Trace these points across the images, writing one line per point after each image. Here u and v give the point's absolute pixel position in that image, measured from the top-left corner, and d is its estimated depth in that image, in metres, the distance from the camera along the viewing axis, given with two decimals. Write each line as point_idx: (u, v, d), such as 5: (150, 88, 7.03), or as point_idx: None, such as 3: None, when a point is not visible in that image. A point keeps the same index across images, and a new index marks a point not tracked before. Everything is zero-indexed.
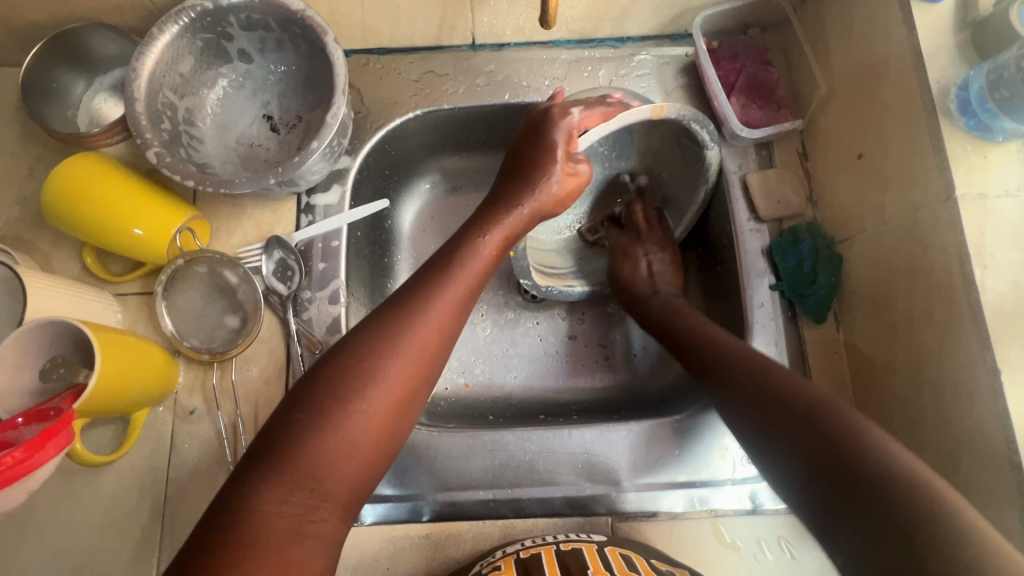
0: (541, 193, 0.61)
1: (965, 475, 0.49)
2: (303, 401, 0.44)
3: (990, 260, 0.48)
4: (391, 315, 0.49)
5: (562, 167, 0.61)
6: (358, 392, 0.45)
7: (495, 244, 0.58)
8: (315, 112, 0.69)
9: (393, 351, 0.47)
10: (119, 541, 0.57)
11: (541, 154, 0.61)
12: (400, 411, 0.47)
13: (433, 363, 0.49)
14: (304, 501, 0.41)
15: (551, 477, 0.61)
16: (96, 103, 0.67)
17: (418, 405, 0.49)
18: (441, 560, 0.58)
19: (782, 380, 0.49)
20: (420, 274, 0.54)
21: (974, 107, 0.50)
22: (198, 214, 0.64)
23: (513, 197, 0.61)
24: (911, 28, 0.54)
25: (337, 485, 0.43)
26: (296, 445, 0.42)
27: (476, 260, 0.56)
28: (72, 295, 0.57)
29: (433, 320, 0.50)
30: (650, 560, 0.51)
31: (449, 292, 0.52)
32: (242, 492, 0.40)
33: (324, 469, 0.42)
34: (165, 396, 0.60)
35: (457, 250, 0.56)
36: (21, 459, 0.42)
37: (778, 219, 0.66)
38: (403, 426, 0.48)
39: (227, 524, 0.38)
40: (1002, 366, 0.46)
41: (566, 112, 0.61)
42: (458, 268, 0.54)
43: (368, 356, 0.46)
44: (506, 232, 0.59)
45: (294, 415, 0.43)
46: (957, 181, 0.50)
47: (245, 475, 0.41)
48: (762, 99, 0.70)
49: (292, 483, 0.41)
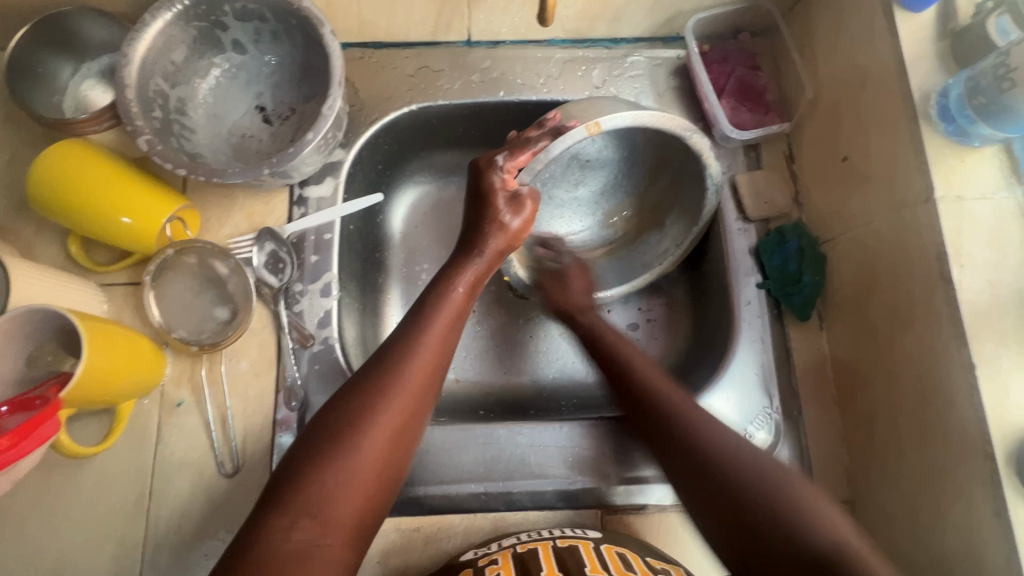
0: (495, 236, 0.61)
1: (943, 468, 0.50)
2: (306, 438, 0.45)
3: (967, 260, 0.50)
4: (383, 357, 0.50)
5: (504, 208, 0.62)
6: (354, 429, 0.44)
7: (466, 287, 0.58)
8: (309, 105, 0.69)
9: (385, 385, 0.47)
10: (102, 534, 0.56)
11: (485, 201, 0.62)
12: (397, 447, 0.46)
13: (426, 400, 0.49)
14: (310, 528, 0.40)
15: (541, 470, 0.62)
16: (84, 90, 0.66)
17: (415, 444, 0.48)
18: (431, 552, 0.58)
19: (699, 416, 0.51)
20: (404, 322, 0.54)
21: (953, 113, 0.52)
22: (188, 204, 0.63)
23: (475, 239, 0.62)
24: (895, 36, 0.56)
25: (339, 515, 0.42)
26: (299, 480, 0.42)
27: (452, 301, 0.56)
28: (57, 284, 0.56)
29: (421, 358, 0.50)
30: (645, 557, 0.51)
31: (434, 329, 0.53)
32: (254, 526, 0.40)
33: (326, 500, 0.42)
34: (152, 387, 0.59)
35: (436, 293, 0.57)
36: (8, 446, 0.42)
37: (765, 220, 0.68)
38: (401, 464, 0.46)
39: (241, 556, 0.38)
40: (978, 361, 0.48)
41: (494, 163, 0.62)
42: (438, 310, 0.55)
43: (363, 396, 0.46)
44: (475, 273, 0.60)
45: (296, 453, 0.44)
46: (936, 183, 0.52)
47: (254, 513, 0.41)
48: (751, 102, 0.71)
49: (297, 511, 0.40)
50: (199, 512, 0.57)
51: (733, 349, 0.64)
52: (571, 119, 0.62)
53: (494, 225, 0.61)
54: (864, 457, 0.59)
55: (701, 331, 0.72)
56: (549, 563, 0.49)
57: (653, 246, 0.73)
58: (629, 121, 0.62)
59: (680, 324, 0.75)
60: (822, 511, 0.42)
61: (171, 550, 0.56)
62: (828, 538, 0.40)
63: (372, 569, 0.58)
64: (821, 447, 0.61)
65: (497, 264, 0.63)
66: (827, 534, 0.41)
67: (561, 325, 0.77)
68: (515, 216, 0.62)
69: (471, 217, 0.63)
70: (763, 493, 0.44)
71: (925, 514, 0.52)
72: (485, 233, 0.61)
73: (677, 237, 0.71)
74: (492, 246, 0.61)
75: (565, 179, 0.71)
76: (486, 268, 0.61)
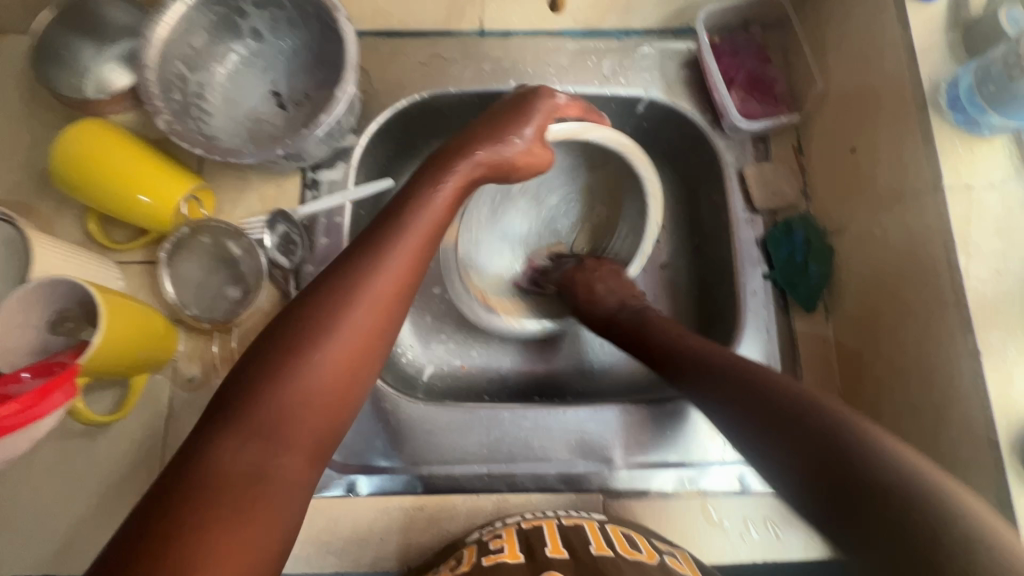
0: (502, 152, 0.56)
1: (946, 457, 0.50)
2: (256, 355, 0.40)
3: (974, 248, 0.50)
4: (347, 265, 0.44)
5: (530, 136, 0.58)
6: (307, 344, 0.40)
7: (453, 191, 0.52)
8: (323, 91, 0.70)
9: (344, 301, 0.42)
10: (114, 503, 0.58)
11: (511, 120, 0.57)
12: (357, 365, 0.42)
13: (394, 310, 0.44)
14: (258, 448, 0.37)
15: (544, 453, 0.62)
16: (105, 71, 0.63)
17: (379, 358, 0.44)
18: (434, 531, 0.59)
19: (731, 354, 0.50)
20: (386, 208, 0.49)
21: (962, 102, 0.52)
22: (204, 184, 0.64)
23: (474, 146, 0.55)
24: (905, 26, 0.56)
25: (294, 434, 0.39)
26: (246, 400, 0.38)
27: (431, 209, 0.50)
28: (78, 258, 0.57)
29: (392, 263, 0.45)
30: (651, 540, 0.51)
31: (409, 236, 0.47)
32: (198, 446, 0.36)
33: (280, 422, 0.38)
34: (166, 362, 0.60)
35: (419, 194, 0.51)
36: (25, 407, 0.43)
37: (772, 211, 0.68)
38: (363, 380, 0.43)
39: (183, 477, 0.35)
40: (984, 349, 0.48)
41: (553, 95, 0.60)
42: (415, 218, 0.49)
43: (320, 310, 0.41)
44: (465, 178, 0.54)
45: (251, 364, 0.40)
46: (944, 172, 0.52)
47: (202, 425, 0.38)
48: (760, 94, 0.72)
49: (246, 432, 0.37)
50: None
51: (738, 337, 0.64)
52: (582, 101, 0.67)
53: (499, 141, 0.56)
54: None
55: (706, 321, 0.73)
56: (553, 540, 0.49)
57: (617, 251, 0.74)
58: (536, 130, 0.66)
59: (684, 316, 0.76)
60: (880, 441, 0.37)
61: None
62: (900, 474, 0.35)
63: (375, 546, 0.58)
64: None
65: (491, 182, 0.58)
66: (897, 468, 0.35)
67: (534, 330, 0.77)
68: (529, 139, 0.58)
69: (476, 125, 0.57)
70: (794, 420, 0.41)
71: None
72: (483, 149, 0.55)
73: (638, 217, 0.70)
74: (479, 156, 0.55)
75: (500, 209, 0.77)
76: (477, 175, 0.55)
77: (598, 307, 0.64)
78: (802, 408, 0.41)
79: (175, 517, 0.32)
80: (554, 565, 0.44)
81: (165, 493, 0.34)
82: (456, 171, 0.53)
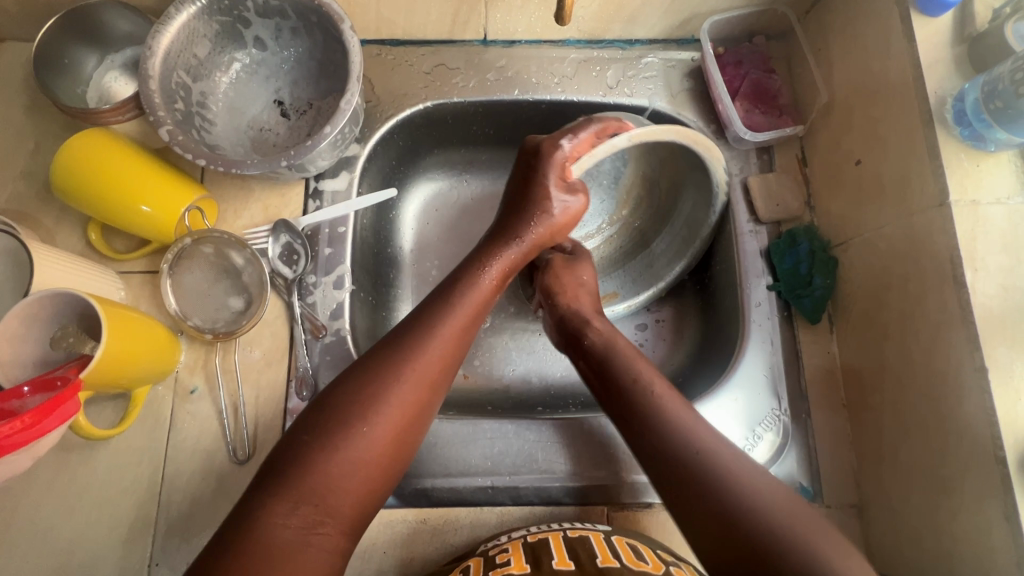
0: (538, 227, 0.60)
1: (953, 473, 0.50)
2: (312, 421, 0.44)
3: (982, 264, 0.50)
4: (400, 347, 0.48)
5: (559, 197, 0.60)
6: (362, 418, 0.44)
7: (496, 276, 0.57)
8: (327, 100, 0.70)
9: (396, 379, 0.47)
10: (114, 516, 0.57)
11: (535, 189, 0.60)
12: (401, 440, 0.46)
13: (437, 392, 0.49)
14: (308, 516, 0.41)
15: (548, 466, 0.62)
16: (107, 81, 0.67)
17: (419, 436, 0.48)
18: (438, 544, 0.59)
19: (677, 417, 0.51)
20: (435, 294, 0.54)
21: (969, 117, 0.52)
22: (207, 194, 0.64)
23: (516, 226, 0.60)
24: (911, 40, 0.56)
25: (340, 503, 0.42)
26: (301, 466, 0.42)
27: (478, 290, 0.55)
28: (78, 268, 0.57)
29: (438, 345, 0.49)
30: (656, 550, 0.51)
31: (455, 319, 0.52)
32: (254, 507, 0.40)
33: (327, 490, 0.42)
34: (166, 374, 0.60)
35: (463, 278, 0.55)
36: (30, 423, 0.43)
37: (776, 222, 0.68)
38: (403, 456, 0.47)
39: (238, 538, 0.38)
40: (991, 366, 0.48)
41: (558, 144, 0.58)
42: (460, 299, 0.53)
43: (373, 386, 0.46)
44: (509, 262, 0.58)
45: (302, 435, 0.43)
46: (950, 187, 0.52)
47: (253, 491, 0.41)
48: (764, 105, 0.72)
49: (299, 497, 0.41)
50: (210, 499, 0.58)
51: (743, 349, 0.64)
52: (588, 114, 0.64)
53: (537, 216, 0.60)
54: (873, 463, 0.59)
55: (709, 331, 0.73)
56: (559, 552, 0.49)
57: (655, 257, 0.74)
58: (625, 141, 0.59)
59: (687, 326, 0.76)
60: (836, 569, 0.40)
61: (181, 536, 0.57)
62: None
63: (378, 559, 0.58)
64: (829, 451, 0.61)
65: (531, 256, 0.62)
66: None
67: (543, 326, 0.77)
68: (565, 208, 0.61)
69: (513, 206, 0.61)
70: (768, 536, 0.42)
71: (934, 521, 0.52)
72: (522, 231, 0.59)
73: (696, 223, 0.70)
74: (523, 241, 0.59)
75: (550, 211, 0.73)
76: (519, 258, 0.60)
77: (574, 305, 0.63)
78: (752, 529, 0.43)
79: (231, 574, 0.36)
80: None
81: (221, 554, 0.37)
82: (500, 257, 0.58)
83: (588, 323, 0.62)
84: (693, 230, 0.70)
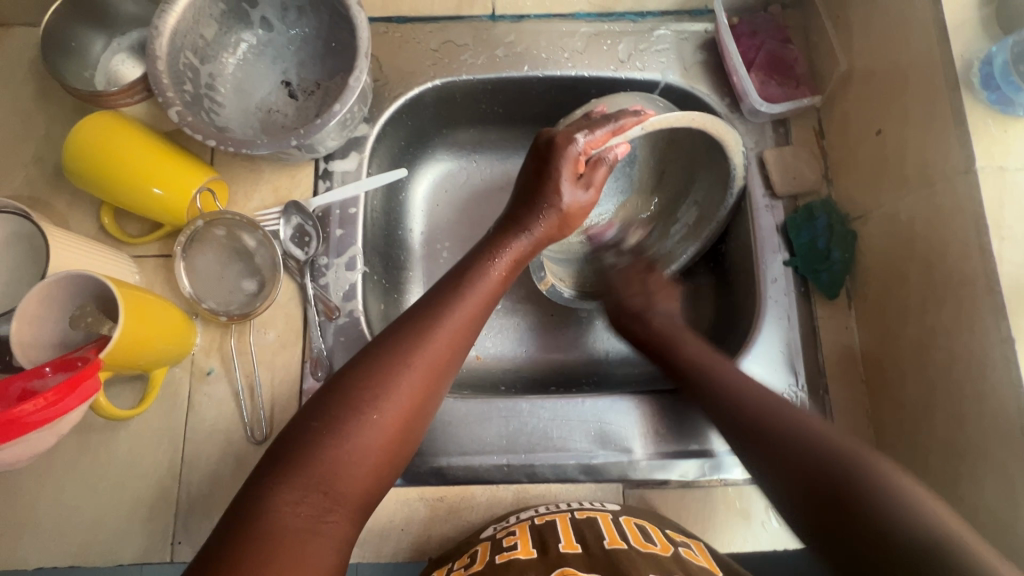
0: (547, 219, 0.59)
1: (977, 445, 0.49)
2: (319, 407, 0.43)
3: (1008, 232, 0.48)
4: (407, 334, 0.47)
5: (570, 190, 0.59)
6: (370, 404, 0.43)
7: (505, 267, 0.56)
8: (334, 80, 0.69)
9: (405, 364, 0.45)
10: (137, 494, 0.58)
11: (548, 182, 0.59)
12: (409, 427, 0.45)
13: (444, 379, 0.48)
14: (317, 504, 0.39)
15: (564, 444, 0.62)
16: (114, 64, 0.67)
17: (426, 424, 0.47)
18: (455, 521, 0.59)
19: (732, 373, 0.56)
20: (439, 285, 0.53)
21: (996, 80, 0.50)
22: (217, 175, 0.64)
23: (524, 219, 0.59)
24: (936, 2, 0.54)
25: (349, 490, 0.41)
26: (309, 452, 0.41)
27: (488, 279, 0.54)
28: (92, 253, 0.57)
29: (445, 333, 0.48)
30: (664, 530, 0.51)
31: (465, 306, 0.51)
32: (263, 492, 0.39)
33: (337, 476, 0.41)
34: (183, 356, 0.60)
35: (472, 269, 0.54)
36: (52, 401, 0.43)
37: (793, 196, 0.67)
38: (410, 444, 0.46)
39: (248, 525, 0.37)
40: (1016, 336, 0.47)
41: (571, 139, 0.57)
42: (469, 287, 0.52)
43: (381, 371, 0.45)
44: (519, 252, 0.57)
45: (309, 422, 0.42)
46: (977, 154, 0.50)
47: (261, 478, 0.40)
48: (781, 76, 0.70)
49: (307, 483, 0.40)
50: (231, 477, 0.59)
51: (758, 326, 0.63)
52: (598, 105, 0.63)
53: (547, 206, 0.59)
54: (892, 438, 0.58)
55: (724, 308, 0.72)
56: (567, 535, 0.48)
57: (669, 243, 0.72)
58: (642, 128, 0.57)
59: (701, 304, 0.75)
60: (879, 465, 0.43)
61: (202, 513, 0.58)
62: (882, 493, 0.41)
63: (396, 537, 0.59)
64: (846, 426, 0.61)
65: (541, 248, 0.61)
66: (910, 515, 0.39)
67: (555, 307, 0.77)
68: (574, 197, 0.59)
69: (523, 198, 0.60)
70: (818, 451, 0.45)
71: (954, 494, 0.51)
72: (532, 222, 0.59)
73: (711, 208, 0.68)
74: (534, 233, 0.59)
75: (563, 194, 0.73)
76: (529, 249, 0.59)
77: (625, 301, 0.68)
78: (806, 451, 0.46)
79: (237, 559, 0.35)
80: (568, 562, 0.44)
81: (228, 541, 0.36)
82: (509, 249, 0.57)
83: (646, 309, 0.67)
84: (707, 213, 0.69)
